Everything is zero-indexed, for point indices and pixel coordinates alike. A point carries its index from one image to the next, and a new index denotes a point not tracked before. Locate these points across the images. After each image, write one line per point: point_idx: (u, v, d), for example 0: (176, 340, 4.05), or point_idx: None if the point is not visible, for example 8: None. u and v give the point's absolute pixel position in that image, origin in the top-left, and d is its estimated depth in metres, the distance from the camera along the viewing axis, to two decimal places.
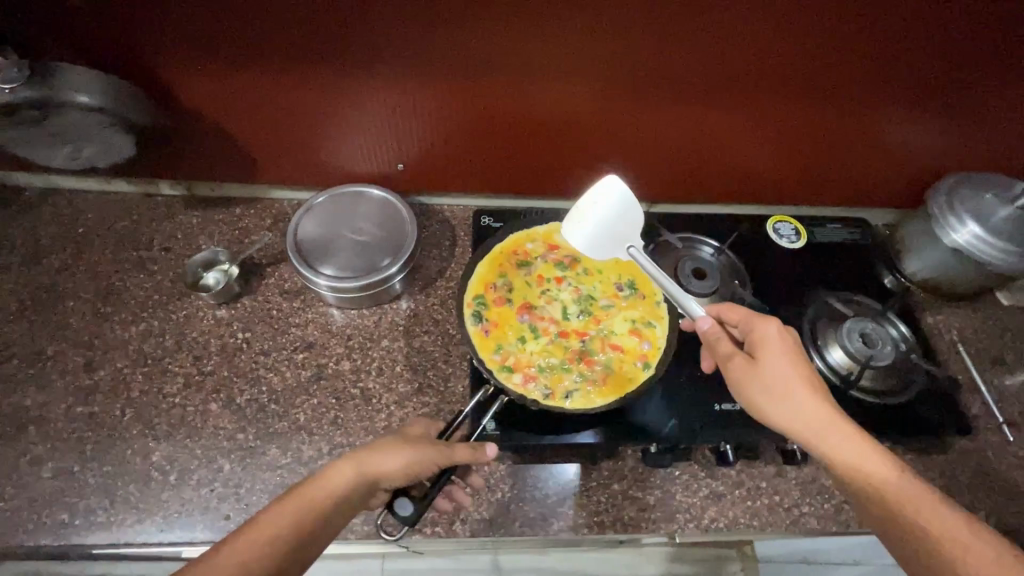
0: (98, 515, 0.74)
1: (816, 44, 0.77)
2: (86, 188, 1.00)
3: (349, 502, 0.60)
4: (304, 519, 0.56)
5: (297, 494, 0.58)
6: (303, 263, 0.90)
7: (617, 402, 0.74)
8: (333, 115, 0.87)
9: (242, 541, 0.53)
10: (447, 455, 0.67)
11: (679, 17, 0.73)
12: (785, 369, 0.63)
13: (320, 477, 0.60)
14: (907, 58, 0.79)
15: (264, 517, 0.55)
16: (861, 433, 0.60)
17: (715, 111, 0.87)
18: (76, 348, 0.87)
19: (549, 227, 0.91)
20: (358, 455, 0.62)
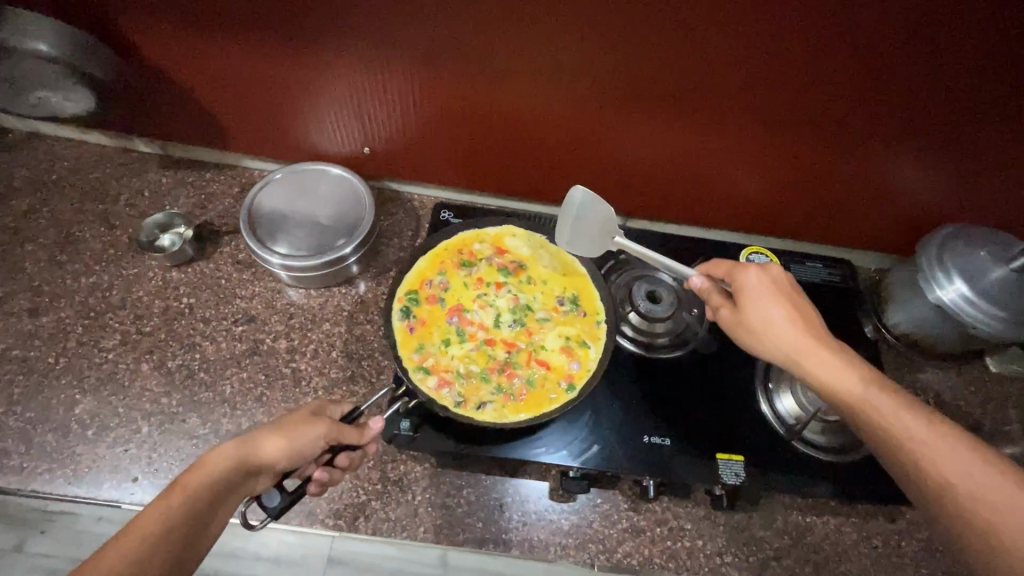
0: (12, 458, 0.76)
1: (798, 71, 0.72)
2: (65, 137, 1.02)
3: (236, 482, 0.58)
4: (196, 507, 0.54)
5: (180, 484, 0.54)
6: (254, 237, 0.89)
7: (526, 420, 0.71)
8: (293, 88, 0.85)
9: (123, 540, 0.49)
10: (343, 431, 0.66)
11: (640, 23, 0.68)
12: (765, 311, 0.63)
13: (199, 465, 0.56)
14: (893, 93, 0.72)
15: (148, 511, 0.52)
16: (846, 369, 0.58)
17: (685, 125, 0.83)
18: (25, 292, 0.88)
19: (500, 230, 0.88)
20: (245, 439, 0.59)
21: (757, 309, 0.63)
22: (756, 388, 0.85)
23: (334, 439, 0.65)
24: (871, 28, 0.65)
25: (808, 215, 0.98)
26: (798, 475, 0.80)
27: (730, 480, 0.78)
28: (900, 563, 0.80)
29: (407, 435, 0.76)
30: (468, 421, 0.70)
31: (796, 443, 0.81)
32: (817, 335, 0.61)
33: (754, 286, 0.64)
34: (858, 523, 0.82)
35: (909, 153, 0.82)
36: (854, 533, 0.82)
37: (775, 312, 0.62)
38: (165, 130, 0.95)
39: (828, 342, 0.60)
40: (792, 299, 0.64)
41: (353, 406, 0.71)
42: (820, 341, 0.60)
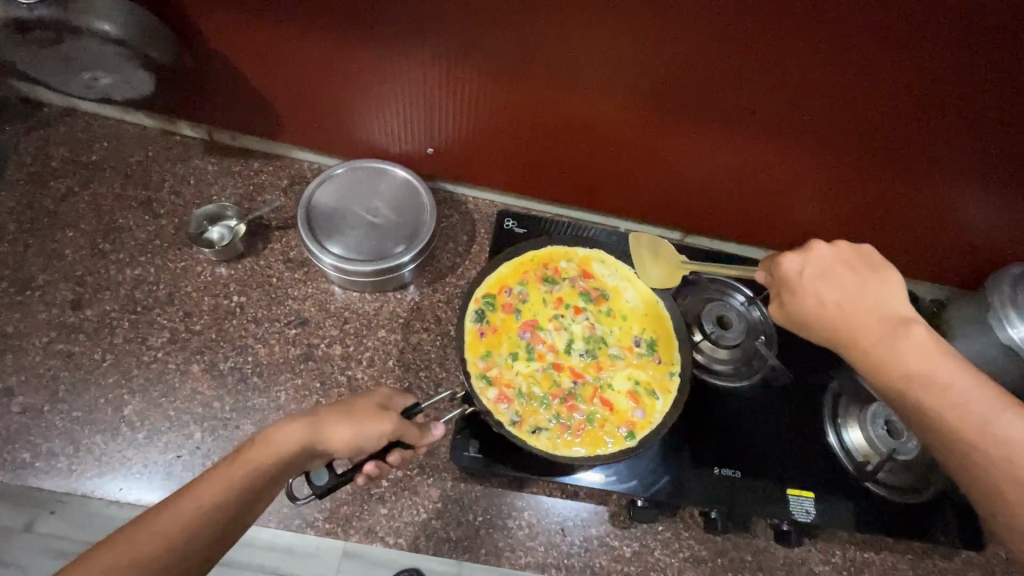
0: (60, 460, 0.73)
1: (912, 114, 0.66)
2: (104, 115, 0.96)
3: (294, 466, 0.53)
4: (252, 486, 0.50)
5: (241, 459, 0.50)
6: (310, 234, 0.85)
7: (580, 459, 0.68)
8: (360, 82, 0.80)
9: (173, 509, 0.47)
10: (407, 431, 0.60)
11: (744, 57, 0.63)
12: (813, 303, 0.57)
13: (263, 440, 0.52)
14: (998, 150, 0.68)
15: (202, 482, 0.49)
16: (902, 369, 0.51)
17: (768, 156, 0.78)
18: (67, 282, 0.84)
19: (591, 253, 0.84)
20: (312, 420, 0.54)
21: (803, 302, 0.57)
22: (823, 421, 0.84)
23: (396, 437, 0.59)
24: (993, 88, 0.60)
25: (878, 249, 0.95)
26: (861, 512, 0.80)
27: (800, 517, 0.78)
28: None
29: (475, 457, 0.75)
30: (521, 444, 0.67)
31: (866, 483, 0.81)
32: (876, 324, 0.54)
33: (800, 274, 0.58)
34: (916, 562, 0.81)
35: (1003, 205, 0.77)
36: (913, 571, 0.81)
37: (824, 304, 0.56)
38: (214, 115, 0.90)
39: (892, 333, 0.52)
40: (846, 282, 0.56)
41: (413, 403, 0.66)
42: (878, 332, 0.53)
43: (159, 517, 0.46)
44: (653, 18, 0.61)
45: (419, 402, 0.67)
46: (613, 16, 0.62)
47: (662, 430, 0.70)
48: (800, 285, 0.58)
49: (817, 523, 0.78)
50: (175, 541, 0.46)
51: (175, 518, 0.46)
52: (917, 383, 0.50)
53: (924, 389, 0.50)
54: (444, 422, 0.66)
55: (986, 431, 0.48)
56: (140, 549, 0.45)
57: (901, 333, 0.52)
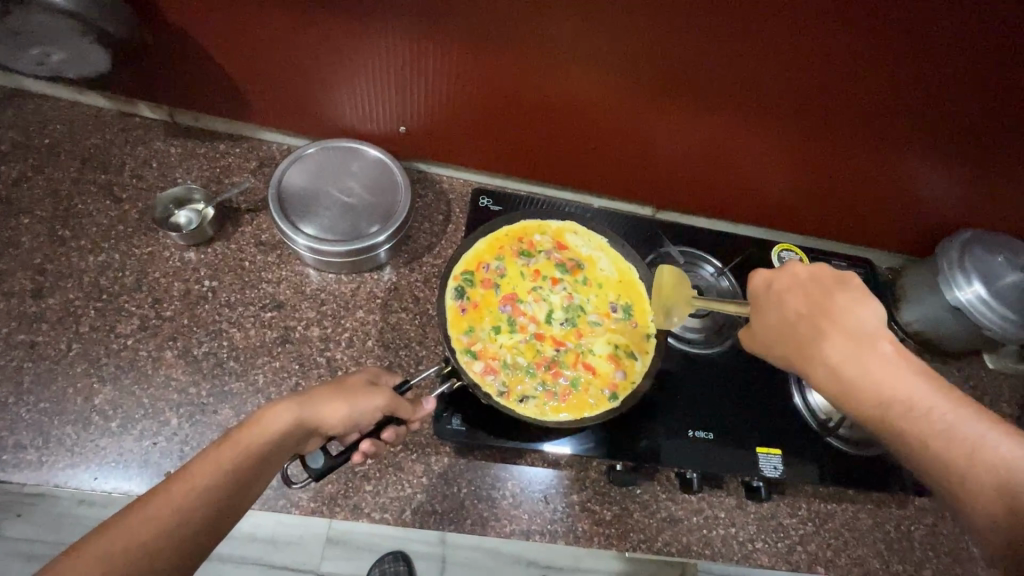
0: (28, 452, 0.70)
1: (874, 83, 0.69)
2: (56, 96, 0.92)
3: (288, 446, 0.54)
4: (247, 465, 0.49)
5: (232, 440, 0.50)
6: (282, 215, 0.83)
7: (569, 422, 0.70)
8: (327, 59, 0.78)
9: (164, 495, 0.45)
10: (400, 403, 0.62)
11: (710, 29, 0.65)
12: (779, 318, 0.59)
13: (255, 420, 0.52)
14: (947, 117, 0.72)
15: (192, 466, 0.47)
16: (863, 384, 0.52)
17: (735, 130, 0.80)
18: (25, 271, 0.81)
19: (564, 225, 0.85)
20: (303, 399, 0.55)
21: (769, 313, 0.60)
22: (789, 385, 0.90)
23: (390, 410, 0.62)
24: (943, 56, 0.64)
25: (838, 218, 0.99)
26: (824, 467, 0.84)
27: (769, 473, 0.82)
28: (909, 545, 0.85)
29: (459, 429, 0.76)
30: (510, 412, 0.68)
31: (830, 439, 0.86)
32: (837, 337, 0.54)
33: (768, 288, 0.61)
34: (873, 510, 0.86)
35: (953, 169, 0.81)
36: (870, 519, 0.86)
37: (789, 317, 0.58)
38: (176, 94, 0.87)
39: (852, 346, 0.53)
40: (812, 296, 0.58)
41: (403, 379, 0.67)
42: (837, 346, 0.54)
43: (149, 504, 0.44)
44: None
45: (408, 378, 0.68)
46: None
47: (644, 389, 0.72)
48: (768, 298, 0.61)
49: (784, 479, 0.83)
50: (170, 526, 0.44)
51: (168, 502, 0.44)
52: (881, 396, 0.51)
53: (885, 402, 0.51)
54: (434, 397, 0.68)
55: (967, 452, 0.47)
56: (137, 535, 0.42)
57: (866, 348, 0.53)
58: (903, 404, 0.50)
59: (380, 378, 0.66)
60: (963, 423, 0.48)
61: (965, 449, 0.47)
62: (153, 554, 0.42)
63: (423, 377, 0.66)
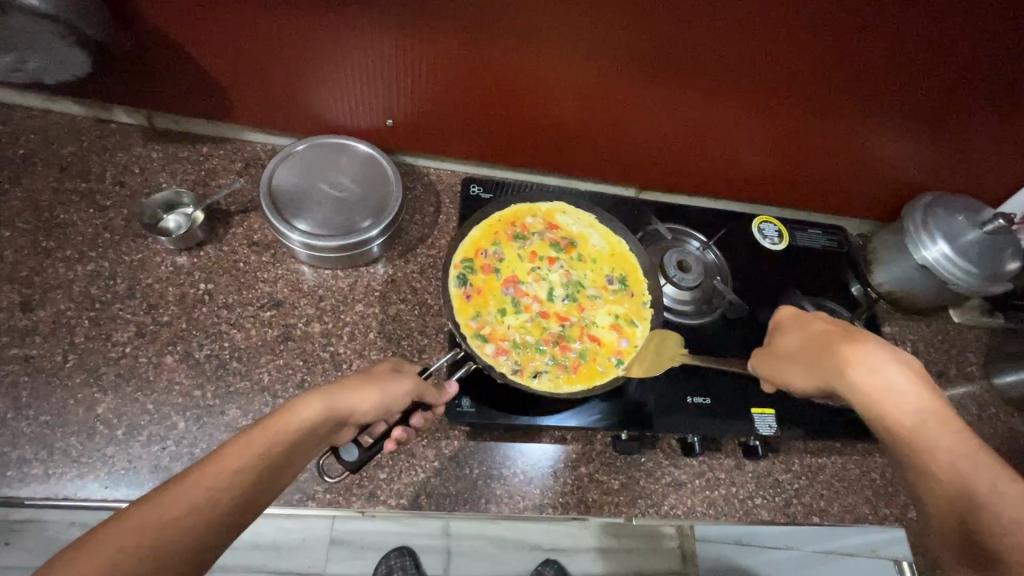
0: (33, 466, 0.69)
1: (848, 53, 0.72)
2: (27, 106, 0.89)
3: (318, 434, 0.54)
4: (279, 451, 0.50)
5: (266, 426, 0.51)
6: (275, 212, 0.83)
7: (583, 392, 0.72)
8: (312, 54, 0.78)
9: (198, 476, 0.45)
10: (425, 388, 0.63)
11: (688, 9, 0.67)
12: (810, 336, 0.64)
13: (285, 408, 0.53)
14: (911, 84, 0.76)
15: (225, 450, 0.48)
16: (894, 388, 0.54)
17: (715, 108, 0.84)
18: (11, 284, 0.79)
19: (553, 206, 0.88)
20: (334, 388, 0.56)
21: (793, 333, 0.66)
22: None
23: (416, 395, 0.62)
24: (905, 24, 0.68)
25: (813, 188, 1.03)
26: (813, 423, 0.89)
27: (764, 432, 0.87)
28: (894, 490, 0.91)
29: (467, 411, 0.78)
30: (526, 388, 0.70)
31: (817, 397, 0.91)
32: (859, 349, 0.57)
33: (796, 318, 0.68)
34: (860, 460, 0.92)
35: (918, 133, 0.86)
36: (857, 469, 0.92)
37: (819, 333, 0.63)
38: (155, 97, 0.85)
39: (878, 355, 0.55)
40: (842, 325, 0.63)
41: (424, 366, 0.68)
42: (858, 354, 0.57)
43: (183, 483, 0.45)
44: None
45: (429, 366, 0.69)
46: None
47: None
48: (797, 325, 0.67)
49: (778, 437, 0.87)
50: (201, 506, 0.44)
51: (201, 483, 0.45)
52: (911, 404, 0.53)
53: (913, 410, 0.53)
54: (455, 380, 0.70)
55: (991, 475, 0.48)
56: (170, 512, 0.43)
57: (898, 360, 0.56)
58: (933, 418, 0.52)
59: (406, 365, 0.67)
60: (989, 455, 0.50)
61: (988, 474, 0.48)
62: (184, 533, 0.43)
63: (443, 362, 0.68)
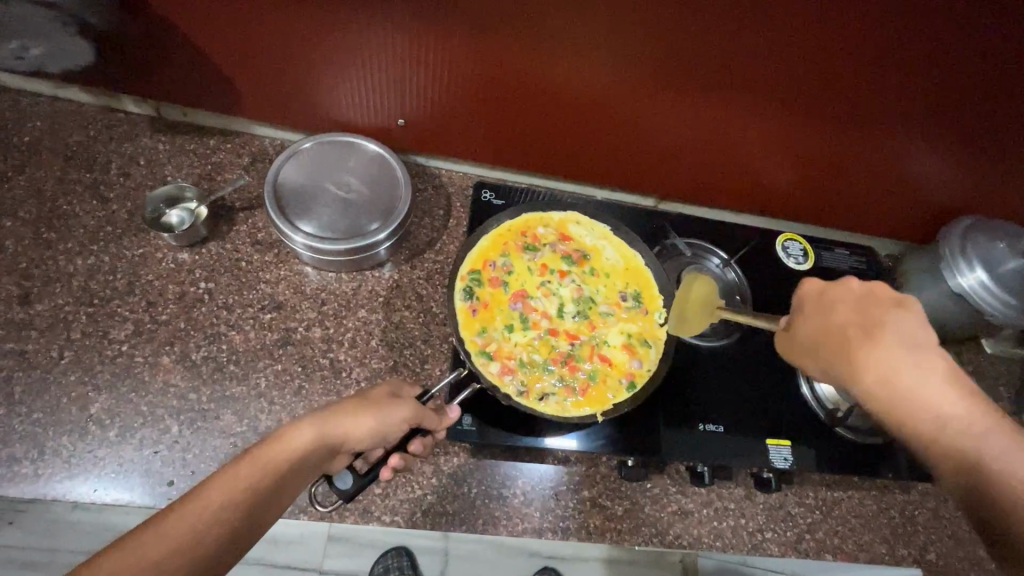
0: (23, 466, 0.68)
1: (895, 65, 0.67)
2: (34, 92, 0.87)
3: (309, 465, 0.51)
4: (267, 483, 0.48)
5: (252, 457, 0.48)
6: (279, 213, 0.81)
7: (591, 417, 0.69)
8: (322, 50, 0.75)
9: (180, 513, 0.43)
10: (425, 414, 0.60)
11: (719, 17, 0.63)
12: (826, 326, 0.53)
13: (275, 438, 0.50)
14: (955, 104, 0.71)
15: (208, 485, 0.45)
16: (927, 397, 0.47)
17: (742, 119, 0.79)
18: (11, 276, 0.77)
19: (566, 216, 0.83)
20: (327, 415, 0.53)
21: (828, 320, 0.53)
22: (796, 374, 0.89)
23: (415, 422, 0.59)
24: (955, 42, 0.63)
25: (844, 206, 0.98)
26: (832, 457, 0.85)
27: (779, 465, 0.82)
28: (913, 529, 0.86)
29: (469, 429, 0.75)
30: (532, 411, 0.67)
31: (838, 429, 0.86)
32: (916, 355, 0.48)
33: (824, 295, 0.55)
34: (878, 496, 0.87)
35: (961, 155, 0.80)
36: (875, 506, 0.87)
37: (839, 324, 0.53)
38: (160, 86, 0.82)
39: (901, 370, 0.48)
40: (871, 310, 0.52)
41: (424, 389, 0.64)
42: (921, 363, 0.48)
43: (162, 523, 0.42)
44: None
45: (428, 388, 0.65)
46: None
47: (661, 377, 0.71)
48: (818, 307, 0.55)
49: (793, 470, 0.83)
50: (180, 546, 0.42)
51: (183, 519, 0.43)
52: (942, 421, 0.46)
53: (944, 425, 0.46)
54: (457, 403, 0.66)
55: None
56: (147, 554, 0.40)
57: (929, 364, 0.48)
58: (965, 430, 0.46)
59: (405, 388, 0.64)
60: None
61: None
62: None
63: (445, 386, 0.64)
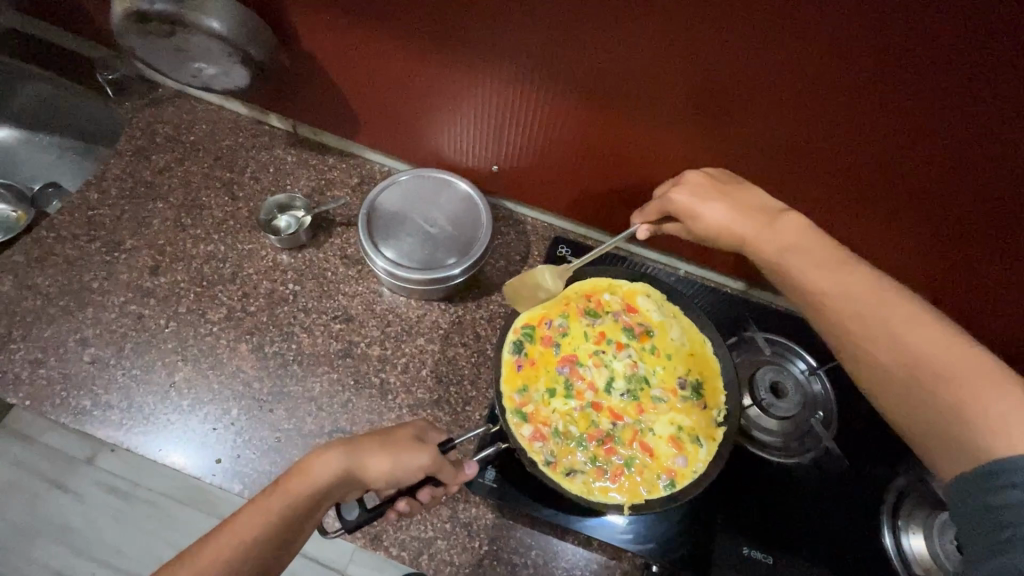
0: (114, 412, 0.79)
1: None
2: (208, 101, 1.04)
3: (328, 498, 0.53)
4: (290, 518, 0.50)
5: (278, 492, 0.50)
6: (367, 235, 0.87)
7: (615, 509, 0.64)
8: (436, 95, 0.81)
9: (216, 543, 0.47)
10: (444, 465, 0.60)
11: (839, 125, 0.57)
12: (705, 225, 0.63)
13: (300, 470, 0.52)
14: None
15: (240, 518, 0.49)
16: (785, 247, 0.57)
17: (855, 234, 0.69)
18: (149, 249, 0.91)
19: (636, 286, 0.79)
20: (349, 450, 0.54)
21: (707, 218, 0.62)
22: (879, 518, 0.74)
23: (433, 471, 0.59)
24: None
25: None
26: None
27: None
28: None
29: (491, 485, 0.73)
30: (554, 487, 0.64)
31: None
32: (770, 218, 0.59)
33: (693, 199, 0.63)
34: None
35: None
36: None
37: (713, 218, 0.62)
38: (298, 108, 0.94)
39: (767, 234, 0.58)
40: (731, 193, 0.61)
41: (448, 437, 0.63)
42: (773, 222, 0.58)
43: (199, 552, 0.46)
44: (758, 53, 0.53)
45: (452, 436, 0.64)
46: (710, 54, 0.55)
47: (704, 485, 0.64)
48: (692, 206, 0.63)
49: None
50: None
51: (217, 553, 0.46)
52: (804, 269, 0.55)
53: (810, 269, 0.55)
54: (478, 460, 0.65)
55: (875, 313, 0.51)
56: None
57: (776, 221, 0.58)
58: (824, 265, 0.55)
59: (431, 433, 0.64)
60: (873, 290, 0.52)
61: (878, 312, 0.50)
62: None
63: (469, 440, 0.63)
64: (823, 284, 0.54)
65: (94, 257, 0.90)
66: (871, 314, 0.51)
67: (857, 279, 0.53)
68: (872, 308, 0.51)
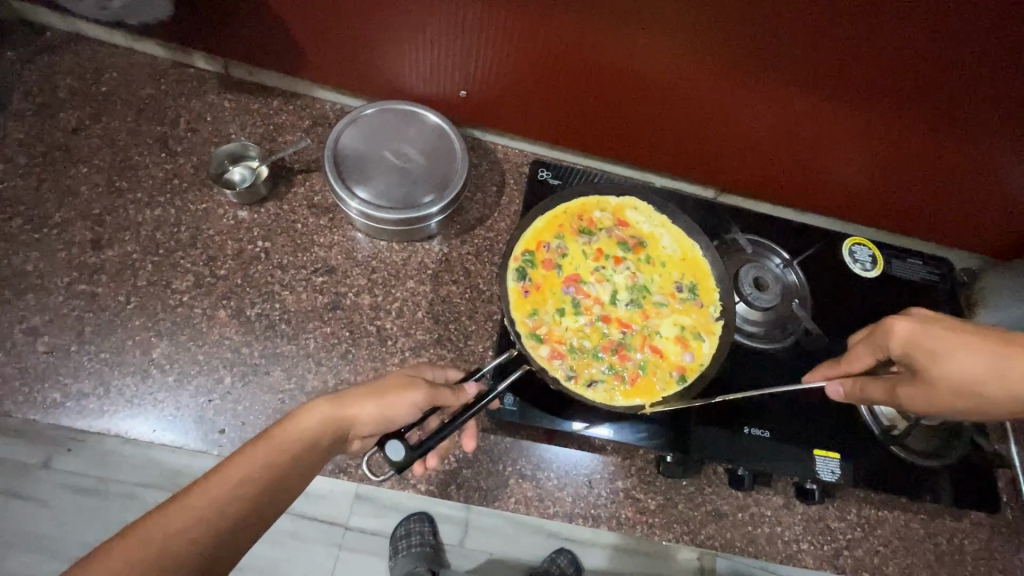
0: (90, 401, 0.72)
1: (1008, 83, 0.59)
2: (112, 43, 0.90)
3: (321, 444, 0.53)
4: (280, 461, 0.49)
5: (268, 437, 0.50)
6: (336, 176, 0.81)
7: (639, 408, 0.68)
8: (385, 14, 0.73)
9: (204, 486, 0.45)
10: (438, 394, 0.61)
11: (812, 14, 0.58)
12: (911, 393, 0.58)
13: (289, 418, 0.53)
14: None
15: (230, 462, 0.47)
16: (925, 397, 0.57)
17: (821, 124, 0.72)
18: (85, 220, 0.81)
19: (624, 201, 0.81)
20: (337, 397, 0.56)
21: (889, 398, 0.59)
22: None
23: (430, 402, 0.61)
24: None
25: (931, 223, 0.88)
26: (885, 476, 0.80)
27: (825, 477, 0.79)
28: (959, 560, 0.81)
29: (511, 408, 0.77)
30: (579, 399, 0.66)
31: (893, 448, 0.82)
32: (933, 354, 0.56)
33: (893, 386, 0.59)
34: (925, 520, 0.82)
35: None
36: (922, 528, 0.82)
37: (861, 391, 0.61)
38: (229, 44, 0.83)
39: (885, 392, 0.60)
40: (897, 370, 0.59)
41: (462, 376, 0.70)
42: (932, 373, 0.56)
43: (184, 498, 0.44)
44: None
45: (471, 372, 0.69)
46: None
47: (713, 373, 0.70)
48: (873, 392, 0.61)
49: (840, 484, 0.79)
50: (206, 517, 0.44)
51: (206, 492, 0.45)
52: (957, 395, 0.55)
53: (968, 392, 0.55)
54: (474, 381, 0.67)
55: (968, 390, 0.55)
56: (178, 523, 0.42)
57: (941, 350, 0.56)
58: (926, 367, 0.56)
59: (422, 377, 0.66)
60: (956, 367, 0.55)
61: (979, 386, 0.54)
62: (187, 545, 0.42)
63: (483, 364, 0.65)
64: (941, 390, 0.56)
65: (20, 237, 0.79)
66: (976, 388, 0.55)
67: (947, 363, 0.55)
68: (968, 391, 0.55)
